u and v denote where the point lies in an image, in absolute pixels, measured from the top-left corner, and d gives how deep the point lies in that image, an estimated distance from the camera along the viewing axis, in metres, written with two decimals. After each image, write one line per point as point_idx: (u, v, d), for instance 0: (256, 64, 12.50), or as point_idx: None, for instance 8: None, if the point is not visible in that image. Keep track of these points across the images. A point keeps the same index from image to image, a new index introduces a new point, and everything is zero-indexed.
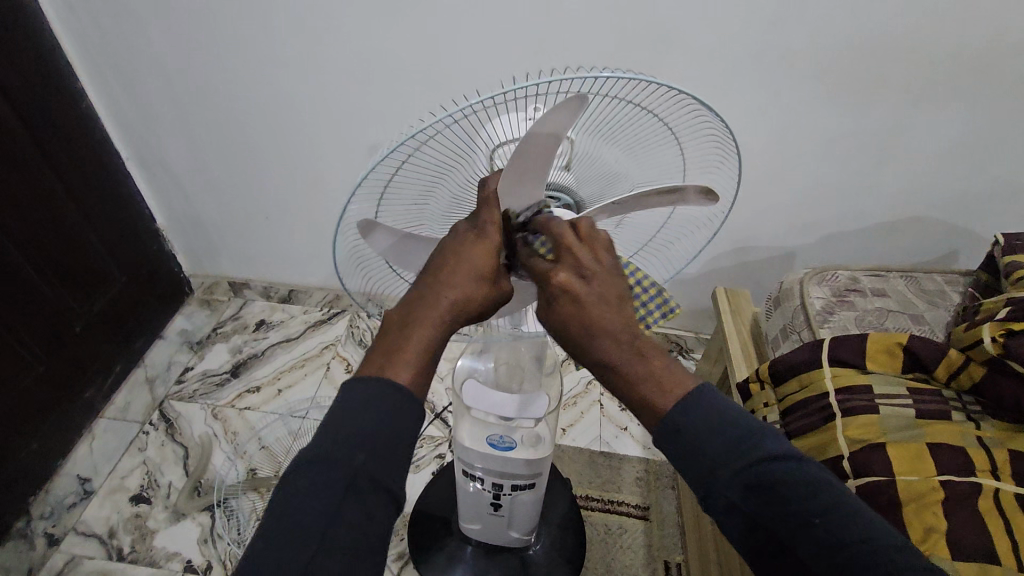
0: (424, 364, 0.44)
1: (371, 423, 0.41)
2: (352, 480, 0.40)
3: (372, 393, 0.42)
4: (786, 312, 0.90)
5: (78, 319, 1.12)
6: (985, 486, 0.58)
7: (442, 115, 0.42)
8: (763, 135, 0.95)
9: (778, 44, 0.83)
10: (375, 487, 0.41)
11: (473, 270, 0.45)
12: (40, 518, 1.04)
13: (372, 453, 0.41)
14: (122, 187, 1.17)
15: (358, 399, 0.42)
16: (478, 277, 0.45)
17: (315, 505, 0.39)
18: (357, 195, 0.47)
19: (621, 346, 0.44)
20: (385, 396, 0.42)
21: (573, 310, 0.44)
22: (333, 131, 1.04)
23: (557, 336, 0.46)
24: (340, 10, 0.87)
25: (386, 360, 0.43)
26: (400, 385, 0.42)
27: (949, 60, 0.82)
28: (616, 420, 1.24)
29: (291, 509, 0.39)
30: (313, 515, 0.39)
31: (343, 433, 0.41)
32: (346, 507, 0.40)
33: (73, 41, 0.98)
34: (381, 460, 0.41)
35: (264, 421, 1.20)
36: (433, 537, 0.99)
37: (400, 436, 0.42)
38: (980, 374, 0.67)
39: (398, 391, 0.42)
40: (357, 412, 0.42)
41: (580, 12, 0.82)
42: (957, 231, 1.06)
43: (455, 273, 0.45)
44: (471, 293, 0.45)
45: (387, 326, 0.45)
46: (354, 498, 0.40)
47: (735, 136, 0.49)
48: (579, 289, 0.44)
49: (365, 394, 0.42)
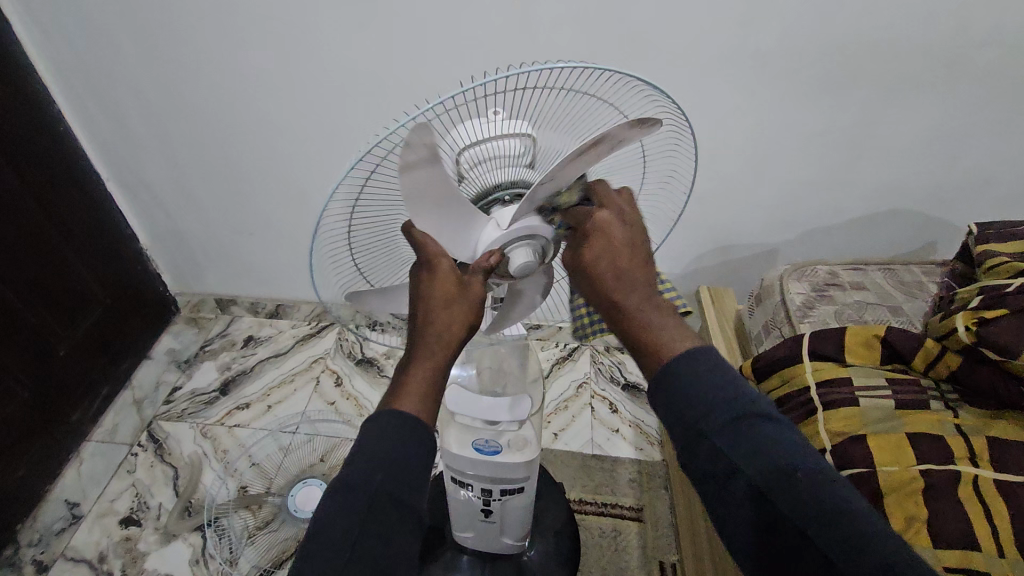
0: (428, 396, 0.47)
1: (388, 444, 0.45)
2: (374, 498, 0.43)
3: (383, 427, 0.45)
4: (768, 308, 0.91)
5: (62, 342, 1.11)
6: (964, 474, 0.59)
7: (406, 122, 0.43)
8: (739, 135, 0.96)
9: (747, 45, 0.84)
10: (394, 504, 0.44)
11: (456, 302, 0.46)
12: (28, 545, 1.03)
13: (391, 472, 0.44)
14: (103, 209, 1.17)
15: (371, 432, 0.46)
16: (463, 307, 0.46)
17: (344, 524, 0.42)
18: (330, 210, 0.48)
19: (646, 297, 0.47)
20: (394, 429, 0.45)
21: (609, 249, 0.47)
22: (314, 145, 1.04)
23: (586, 268, 0.48)
24: (314, 26, 0.87)
25: (397, 395, 0.47)
26: (409, 418, 0.46)
27: (915, 55, 0.84)
28: (608, 422, 1.24)
29: (323, 530, 0.42)
30: (343, 534, 0.42)
31: (363, 456, 0.45)
32: (372, 523, 0.43)
33: (50, 64, 0.98)
34: (400, 478, 0.45)
35: (254, 438, 1.20)
36: (427, 548, 0.99)
37: (417, 452, 0.46)
38: (956, 363, 0.68)
39: (408, 422, 0.46)
40: (376, 441, 0.45)
41: (552, 20, 0.84)
42: (934, 221, 1.07)
43: (438, 308, 0.46)
44: (462, 323, 0.46)
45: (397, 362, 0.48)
46: (377, 514, 0.43)
47: (688, 119, 0.50)
48: (611, 239, 0.47)
49: (375, 428, 0.46)
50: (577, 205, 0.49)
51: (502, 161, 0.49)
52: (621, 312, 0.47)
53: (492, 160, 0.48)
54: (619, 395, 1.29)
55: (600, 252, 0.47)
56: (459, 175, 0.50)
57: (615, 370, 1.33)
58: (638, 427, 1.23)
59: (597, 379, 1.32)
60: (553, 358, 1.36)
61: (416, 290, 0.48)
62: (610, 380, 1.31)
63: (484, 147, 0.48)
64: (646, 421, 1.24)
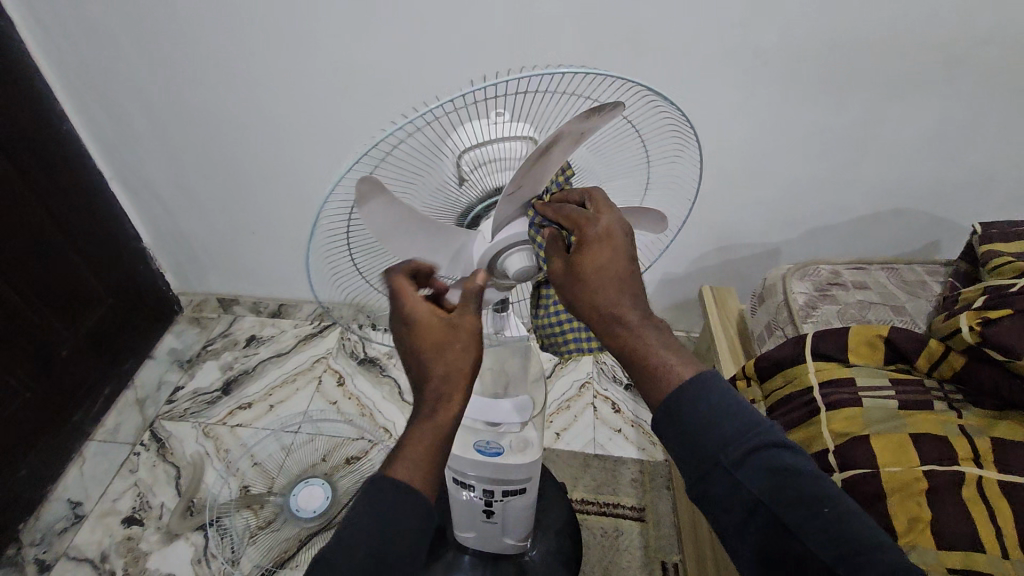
0: (434, 457, 0.45)
1: (392, 512, 0.43)
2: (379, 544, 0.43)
3: (385, 493, 0.44)
4: (770, 308, 0.90)
5: (64, 342, 1.11)
6: (969, 474, 0.58)
7: (404, 123, 0.43)
8: (741, 134, 0.96)
9: (749, 44, 0.84)
10: (394, 564, 0.43)
11: (456, 356, 0.45)
12: (31, 544, 1.03)
13: (396, 522, 0.43)
14: (106, 208, 1.17)
15: (376, 487, 0.44)
16: (463, 367, 0.45)
17: (346, 564, 0.42)
18: (329, 206, 0.48)
19: (638, 305, 0.45)
20: (398, 485, 0.44)
21: (609, 257, 0.45)
22: (316, 145, 1.04)
23: (581, 277, 0.45)
24: (314, 25, 0.87)
25: (402, 463, 0.45)
26: (415, 485, 0.44)
27: (918, 53, 0.83)
28: (610, 422, 1.24)
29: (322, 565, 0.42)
30: (343, 573, 0.41)
31: (368, 523, 0.43)
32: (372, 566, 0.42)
33: (52, 65, 0.99)
34: (405, 546, 0.44)
35: (256, 437, 1.20)
36: (429, 548, 0.98)
37: (421, 517, 0.44)
38: (960, 363, 0.68)
39: (412, 488, 0.44)
40: (380, 508, 0.43)
41: (553, 19, 0.83)
42: (938, 220, 1.07)
43: (437, 366, 0.45)
44: (462, 379, 0.46)
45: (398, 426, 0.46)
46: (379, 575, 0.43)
47: (692, 124, 0.50)
48: (608, 248, 0.45)
49: (379, 487, 0.44)
50: (572, 211, 0.46)
51: (504, 163, 0.48)
52: (614, 326, 0.45)
53: (493, 163, 0.48)
54: (621, 394, 1.28)
55: (594, 263, 0.45)
56: (459, 178, 0.50)
57: (617, 370, 1.33)
58: (640, 426, 1.23)
59: (599, 379, 1.31)
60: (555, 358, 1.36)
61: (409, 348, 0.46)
62: (612, 380, 1.31)
63: (484, 151, 0.47)
64: (647, 421, 1.24)
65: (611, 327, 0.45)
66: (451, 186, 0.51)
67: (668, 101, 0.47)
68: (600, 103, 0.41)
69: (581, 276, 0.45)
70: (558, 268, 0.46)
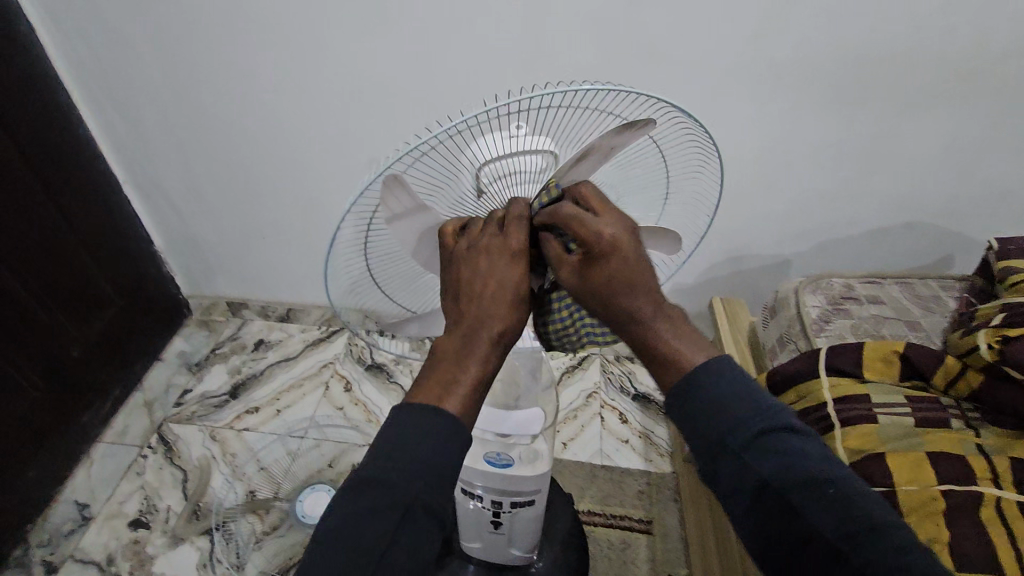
0: (471, 393, 0.43)
1: (427, 449, 0.41)
2: (409, 504, 0.40)
3: (417, 423, 0.42)
4: (783, 321, 0.90)
5: (75, 344, 1.12)
6: (986, 495, 0.58)
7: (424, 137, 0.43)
8: (754, 147, 0.96)
9: (764, 56, 0.84)
10: (429, 512, 0.40)
11: (503, 289, 0.45)
12: (38, 546, 1.03)
13: (431, 480, 0.40)
14: (119, 211, 1.18)
15: (411, 430, 0.42)
16: (508, 303, 0.45)
17: (374, 522, 0.39)
18: (346, 222, 0.49)
19: (654, 301, 0.44)
20: (434, 425, 0.42)
21: (617, 264, 0.43)
22: (328, 151, 1.05)
23: (591, 285, 0.44)
24: (330, 33, 0.88)
25: (440, 389, 0.43)
26: (453, 416, 0.42)
27: (934, 67, 0.83)
28: (617, 433, 1.23)
29: (349, 523, 0.39)
30: (371, 532, 0.39)
31: (399, 457, 0.40)
32: (402, 530, 0.39)
33: (70, 70, 1.00)
34: (438, 486, 0.41)
35: (263, 442, 1.20)
36: (435, 557, 0.98)
37: (457, 457, 0.42)
38: (978, 381, 0.67)
39: (450, 421, 0.42)
40: (415, 439, 0.41)
41: (568, 30, 0.84)
42: (951, 235, 1.06)
43: (484, 298, 0.45)
44: (505, 320, 0.45)
45: (435, 357, 0.45)
46: (412, 521, 0.40)
47: (714, 138, 0.50)
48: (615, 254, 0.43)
49: (415, 424, 0.42)
50: (577, 217, 0.44)
51: (523, 176, 0.48)
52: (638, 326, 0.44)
53: (512, 175, 0.48)
54: (628, 405, 1.28)
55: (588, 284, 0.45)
56: (477, 191, 0.50)
57: (624, 380, 1.33)
58: (648, 438, 1.22)
59: (607, 389, 1.31)
60: (563, 366, 1.35)
61: (457, 280, 0.46)
62: (620, 390, 1.30)
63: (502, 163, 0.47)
64: (655, 432, 1.23)
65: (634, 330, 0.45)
66: (469, 200, 0.51)
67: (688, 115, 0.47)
68: (631, 120, 0.45)
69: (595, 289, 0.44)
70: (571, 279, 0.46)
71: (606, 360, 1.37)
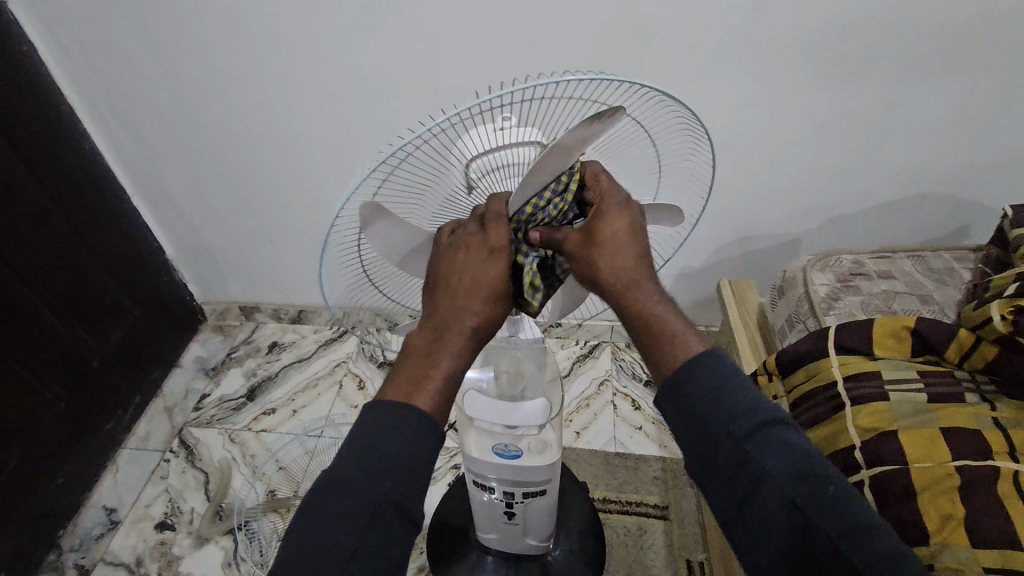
0: (442, 392, 0.45)
1: (398, 448, 0.43)
2: (376, 506, 0.41)
3: (388, 420, 0.43)
4: (791, 301, 0.88)
5: (95, 354, 1.14)
6: (1004, 469, 0.56)
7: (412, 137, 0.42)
8: (757, 123, 0.93)
9: (762, 30, 0.82)
10: (398, 514, 0.42)
11: (479, 286, 0.45)
12: (69, 550, 1.07)
13: (396, 483, 0.42)
14: (129, 222, 1.20)
15: (378, 429, 0.43)
16: (482, 300, 0.45)
17: (341, 526, 0.40)
18: (339, 225, 0.49)
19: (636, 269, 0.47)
20: (403, 423, 0.43)
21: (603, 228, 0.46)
22: (328, 154, 1.05)
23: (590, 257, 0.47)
24: (323, 34, 0.88)
25: (412, 385, 0.45)
26: (423, 413, 0.44)
27: (939, 32, 0.81)
28: (631, 420, 1.23)
29: (316, 530, 0.40)
30: (339, 536, 0.40)
31: (371, 459, 0.42)
32: (369, 533, 0.41)
33: (72, 86, 1.01)
34: (404, 485, 0.42)
35: (281, 442, 1.22)
36: (452, 549, 0.99)
37: (426, 457, 0.44)
38: (993, 353, 0.66)
39: (422, 417, 0.44)
40: (385, 439, 0.43)
41: (560, 16, 0.83)
42: (965, 205, 1.03)
43: (456, 299, 0.45)
44: (476, 320, 0.45)
45: (408, 353, 0.46)
46: (380, 522, 0.41)
47: (703, 122, 0.49)
48: (615, 211, 0.47)
49: (384, 420, 0.44)
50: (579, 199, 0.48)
51: (513, 170, 0.48)
52: (618, 287, 0.46)
53: (503, 169, 0.48)
54: (640, 391, 1.28)
55: (577, 236, 0.47)
56: (467, 186, 0.49)
57: (636, 366, 1.33)
58: (661, 423, 1.22)
59: (619, 377, 1.31)
60: (573, 356, 1.35)
61: (436, 280, 0.47)
62: (631, 377, 1.30)
63: (493, 157, 0.47)
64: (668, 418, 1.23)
65: (630, 293, 0.46)
66: (460, 195, 0.51)
67: (675, 100, 0.47)
68: (597, 111, 0.41)
69: (598, 245, 0.46)
70: (573, 241, 0.47)
71: (617, 348, 1.37)
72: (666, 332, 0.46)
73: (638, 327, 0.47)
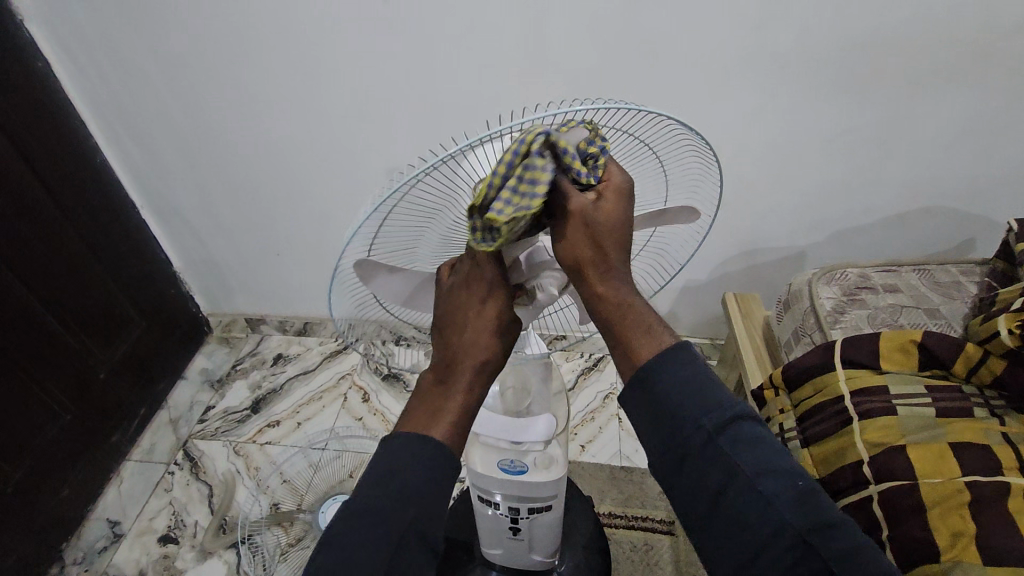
0: (459, 422, 0.47)
1: (421, 472, 0.44)
2: (405, 530, 0.43)
3: (407, 449, 0.45)
4: (797, 314, 0.88)
5: (102, 365, 1.15)
6: (1015, 484, 0.56)
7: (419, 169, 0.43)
8: (760, 138, 0.94)
9: (766, 47, 0.83)
10: (421, 539, 0.44)
11: (482, 319, 0.47)
12: (73, 563, 1.07)
13: (422, 508, 0.44)
14: (138, 235, 1.21)
15: (399, 455, 0.45)
16: (488, 335, 0.48)
17: (370, 547, 0.42)
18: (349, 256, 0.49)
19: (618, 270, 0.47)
20: (421, 452, 0.45)
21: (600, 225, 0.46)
22: (335, 169, 1.07)
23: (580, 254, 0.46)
24: (332, 50, 0.89)
25: (429, 416, 0.46)
26: (440, 442, 0.45)
27: (941, 48, 0.81)
28: (636, 434, 1.22)
29: (346, 550, 0.42)
30: (370, 556, 0.42)
31: (395, 483, 0.44)
32: (398, 554, 0.43)
33: (85, 101, 1.03)
34: (432, 511, 0.45)
35: (286, 454, 1.22)
36: (456, 564, 0.98)
37: (446, 480, 0.46)
38: (1000, 367, 0.66)
39: (441, 444, 0.46)
40: (408, 464, 0.45)
41: (567, 32, 0.84)
42: (971, 219, 1.03)
43: (464, 333, 0.47)
44: (486, 350, 0.47)
45: (423, 386, 0.48)
46: (405, 547, 0.43)
47: (714, 149, 0.50)
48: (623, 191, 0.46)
49: (405, 449, 0.45)
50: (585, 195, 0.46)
51: None
52: (596, 271, 0.47)
53: None
54: None
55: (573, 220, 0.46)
56: None
57: None
58: None
59: None
60: (578, 369, 1.35)
61: (440, 315, 0.48)
62: None
63: None
64: None
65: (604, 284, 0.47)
66: (468, 219, 0.51)
67: (691, 130, 0.47)
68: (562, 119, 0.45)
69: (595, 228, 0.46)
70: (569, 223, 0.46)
71: None
72: (643, 321, 0.48)
73: (614, 313, 0.47)
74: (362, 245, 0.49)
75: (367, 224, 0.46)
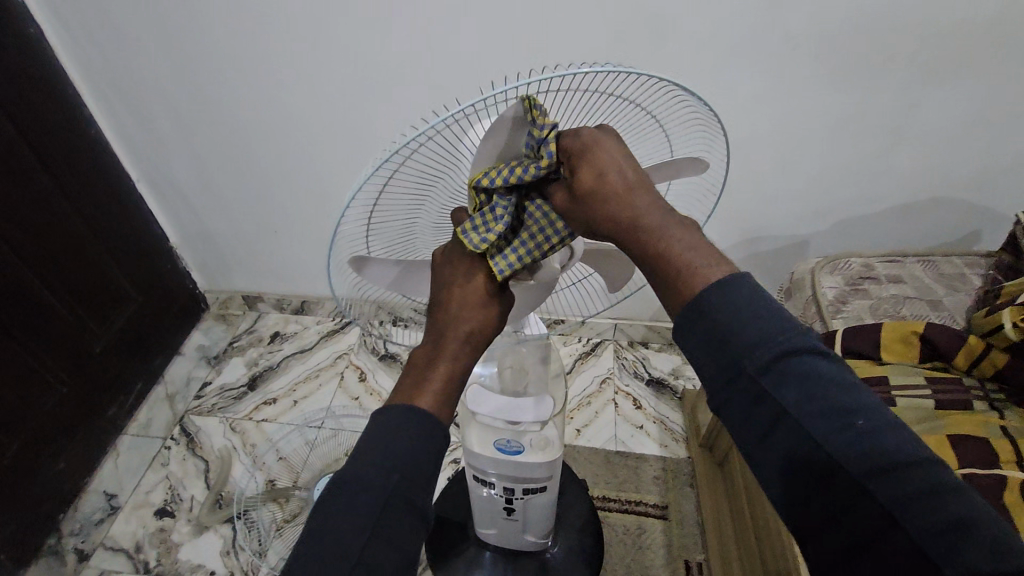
0: (446, 394, 0.47)
1: (407, 442, 0.44)
2: (385, 503, 0.43)
3: (394, 419, 0.45)
4: (799, 303, 0.88)
5: (97, 339, 1.14)
6: (1011, 478, 0.55)
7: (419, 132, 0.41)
8: (769, 120, 0.92)
9: (778, 27, 0.81)
10: (403, 515, 0.44)
11: (468, 292, 0.47)
12: (69, 534, 1.07)
13: (404, 477, 0.44)
14: (134, 208, 1.19)
15: (387, 426, 0.45)
16: (474, 307, 0.47)
17: (352, 521, 0.42)
18: (342, 232, 0.48)
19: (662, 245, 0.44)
20: (406, 420, 0.45)
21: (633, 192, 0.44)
22: (334, 145, 1.05)
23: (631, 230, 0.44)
24: (331, 21, 0.87)
25: (414, 390, 0.46)
26: (424, 412, 0.45)
27: (955, 33, 0.79)
28: (632, 419, 1.22)
29: (320, 528, 0.42)
30: (353, 530, 0.42)
31: (382, 455, 0.44)
32: (380, 525, 0.43)
33: (77, 69, 1.01)
34: (413, 482, 0.45)
35: (281, 432, 1.22)
36: (450, 543, 0.99)
37: (431, 455, 0.46)
38: (1003, 362, 0.65)
39: (424, 414, 0.45)
40: (391, 438, 0.44)
41: (573, 7, 0.81)
42: (978, 210, 1.02)
43: (452, 306, 0.47)
44: (474, 322, 0.47)
45: (410, 360, 0.48)
46: (388, 518, 0.43)
47: (717, 115, 0.48)
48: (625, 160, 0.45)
49: (390, 420, 0.45)
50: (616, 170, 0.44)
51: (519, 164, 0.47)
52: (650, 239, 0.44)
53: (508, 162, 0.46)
54: (642, 390, 1.27)
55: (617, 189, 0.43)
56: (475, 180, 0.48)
57: (638, 365, 1.32)
58: (663, 423, 1.22)
59: (621, 375, 1.30)
60: (576, 353, 1.35)
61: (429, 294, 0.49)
62: (634, 376, 1.30)
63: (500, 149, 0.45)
64: (671, 418, 1.22)
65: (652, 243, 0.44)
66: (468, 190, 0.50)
67: (690, 94, 0.45)
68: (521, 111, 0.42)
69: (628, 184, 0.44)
70: (561, 200, 0.45)
71: (621, 346, 1.36)
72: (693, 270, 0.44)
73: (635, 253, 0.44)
74: (358, 217, 0.47)
75: (364, 193, 0.44)
